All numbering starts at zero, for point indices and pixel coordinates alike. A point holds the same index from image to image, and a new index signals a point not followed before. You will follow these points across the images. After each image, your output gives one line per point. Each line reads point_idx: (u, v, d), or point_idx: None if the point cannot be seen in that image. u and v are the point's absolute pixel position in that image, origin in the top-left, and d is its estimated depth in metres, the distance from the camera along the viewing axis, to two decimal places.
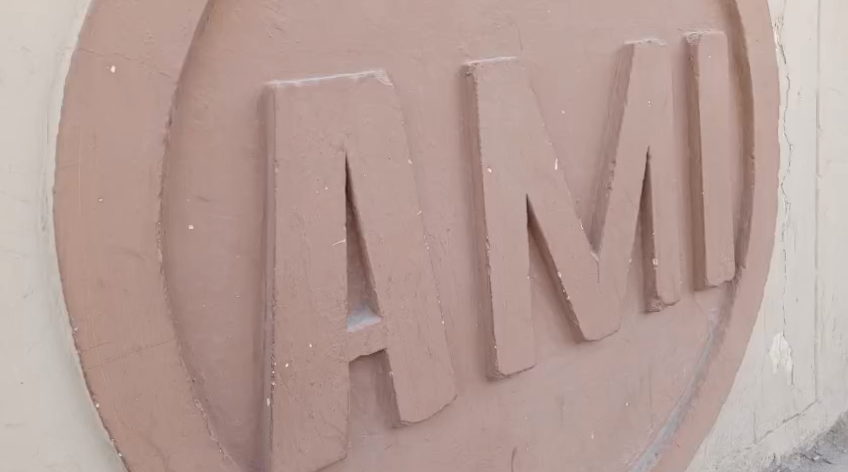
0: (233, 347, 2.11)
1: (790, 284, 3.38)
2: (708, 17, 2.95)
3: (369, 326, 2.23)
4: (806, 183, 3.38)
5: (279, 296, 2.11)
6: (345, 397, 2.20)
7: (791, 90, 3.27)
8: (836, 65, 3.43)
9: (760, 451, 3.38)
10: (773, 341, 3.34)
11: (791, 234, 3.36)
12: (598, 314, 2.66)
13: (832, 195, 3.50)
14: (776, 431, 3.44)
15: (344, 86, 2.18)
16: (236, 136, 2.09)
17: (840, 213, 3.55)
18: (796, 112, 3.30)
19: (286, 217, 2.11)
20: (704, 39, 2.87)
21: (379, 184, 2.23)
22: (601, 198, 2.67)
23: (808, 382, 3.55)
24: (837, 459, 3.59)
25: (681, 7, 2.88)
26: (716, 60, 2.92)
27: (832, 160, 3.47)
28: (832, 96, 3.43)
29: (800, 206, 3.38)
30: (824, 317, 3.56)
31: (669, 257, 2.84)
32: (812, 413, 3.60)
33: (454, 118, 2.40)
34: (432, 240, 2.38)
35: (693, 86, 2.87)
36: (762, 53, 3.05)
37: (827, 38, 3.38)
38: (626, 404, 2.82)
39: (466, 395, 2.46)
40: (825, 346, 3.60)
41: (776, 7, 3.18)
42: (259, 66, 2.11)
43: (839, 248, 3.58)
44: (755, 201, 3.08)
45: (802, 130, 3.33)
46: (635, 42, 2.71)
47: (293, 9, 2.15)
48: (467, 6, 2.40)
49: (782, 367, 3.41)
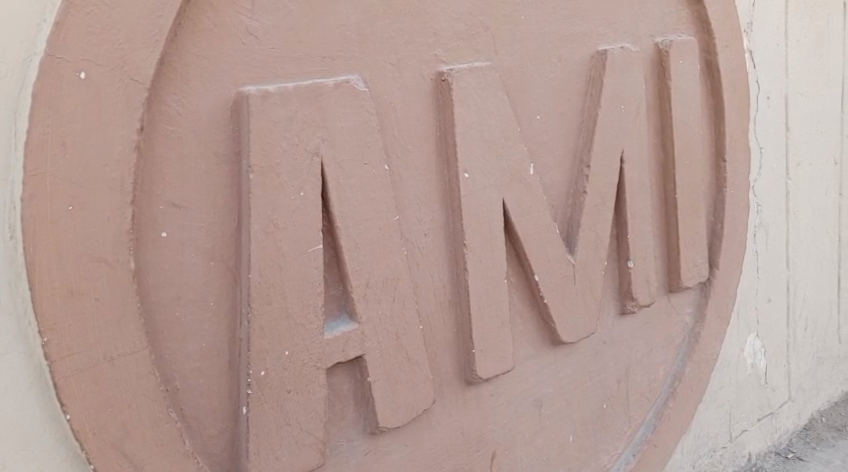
0: (207, 356, 2.09)
1: (763, 285, 3.39)
2: (680, 23, 2.95)
3: (347, 332, 2.22)
4: (776, 185, 3.39)
5: (255, 303, 2.09)
6: (322, 404, 2.19)
7: (762, 94, 3.28)
8: (804, 70, 3.44)
9: (735, 449, 3.38)
10: (747, 341, 3.35)
11: (763, 236, 3.36)
12: (575, 317, 2.66)
13: (802, 197, 3.51)
14: (751, 430, 3.44)
15: (319, 92, 2.17)
16: (210, 142, 2.07)
17: (810, 215, 3.56)
18: (766, 116, 3.31)
19: (261, 223, 2.09)
20: (676, 44, 2.88)
21: (354, 189, 2.22)
22: (576, 202, 2.66)
23: (782, 381, 3.55)
24: (810, 456, 3.61)
25: (653, 12, 2.88)
26: (689, 64, 2.92)
27: (800, 163, 3.48)
28: (801, 100, 3.44)
29: (771, 209, 3.39)
30: (796, 317, 3.57)
31: (644, 259, 2.84)
32: (785, 412, 3.60)
33: (430, 122, 2.38)
34: (410, 245, 2.37)
35: (666, 90, 2.87)
36: (733, 58, 3.06)
37: (795, 44, 3.39)
38: (604, 406, 2.81)
39: (445, 399, 2.44)
40: (798, 345, 3.60)
41: (745, 12, 3.18)
42: (233, 72, 2.09)
43: (810, 249, 3.59)
44: (728, 203, 3.08)
45: (772, 134, 3.34)
46: (608, 48, 2.71)
47: (267, 14, 2.13)
48: (441, 11, 2.39)
49: (756, 367, 3.42)
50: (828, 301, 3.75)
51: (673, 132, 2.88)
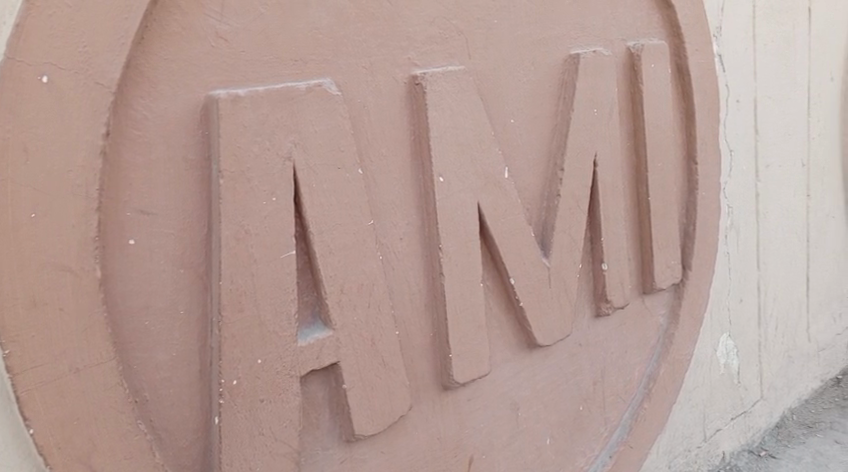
0: (177, 365, 2.05)
1: (734, 285, 3.38)
2: (651, 26, 2.93)
3: (321, 339, 2.18)
4: (747, 186, 3.38)
5: (226, 311, 2.05)
6: (296, 412, 2.15)
7: (730, 97, 3.27)
8: (773, 73, 3.43)
9: (709, 449, 3.37)
10: (719, 341, 3.33)
11: (733, 237, 3.35)
12: (550, 320, 2.64)
13: (772, 198, 3.51)
14: (725, 429, 3.43)
15: (291, 95, 2.13)
16: (179, 147, 2.03)
17: (780, 216, 3.55)
18: (735, 120, 3.30)
19: (231, 229, 2.05)
20: (648, 48, 2.86)
21: (328, 194, 2.19)
22: (551, 205, 2.64)
23: (754, 379, 3.54)
24: (782, 454, 3.60)
25: (625, 16, 2.86)
26: (659, 67, 2.90)
27: (770, 165, 3.47)
28: (769, 103, 3.43)
29: (742, 211, 3.38)
30: (767, 317, 3.55)
31: (618, 262, 2.82)
32: (758, 411, 3.59)
33: (404, 126, 2.35)
34: (385, 249, 2.33)
35: (638, 94, 2.85)
36: (703, 61, 3.04)
37: (763, 48, 3.38)
38: (580, 408, 2.79)
39: (421, 405, 2.41)
40: (769, 345, 3.59)
41: (713, 17, 3.17)
42: (202, 76, 2.05)
43: (780, 249, 3.58)
44: (700, 205, 3.06)
45: (742, 137, 3.33)
46: (579, 52, 2.69)
47: (237, 18, 2.09)
48: (414, 15, 2.36)
49: (729, 366, 3.40)
50: (798, 301, 3.74)
51: (645, 136, 2.86)
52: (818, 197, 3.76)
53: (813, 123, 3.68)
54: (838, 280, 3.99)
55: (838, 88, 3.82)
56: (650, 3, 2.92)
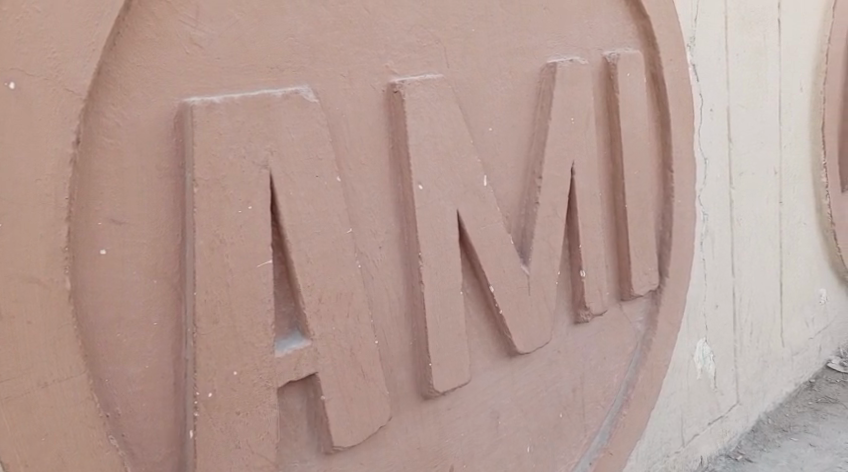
0: (151, 379, 2.01)
1: (710, 291, 3.36)
2: (627, 35, 2.92)
3: (299, 350, 2.15)
4: (721, 194, 3.37)
5: (200, 323, 2.01)
6: (273, 424, 2.12)
7: (705, 107, 3.26)
8: (745, 82, 3.43)
9: (687, 454, 3.34)
10: (696, 346, 3.31)
11: (709, 244, 3.34)
12: (529, 328, 2.61)
13: (745, 205, 3.50)
14: (702, 434, 3.40)
15: (267, 103, 2.10)
16: (152, 155, 2.00)
17: (753, 223, 3.54)
18: (709, 128, 3.28)
19: (206, 238, 2.02)
20: (624, 57, 2.84)
21: (306, 202, 2.15)
22: (530, 213, 2.61)
23: (730, 384, 3.52)
24: (759, 457, 3.57)
25: (601, 25, 2.84)
26: (635, 76, 2.88)
27: (743, 172, 3.46)
28: (741, 113, 3.43)
29: (717, 219, 3.36)
30: (742, 322, 3.54)
31: (596, 269, 2.79)
32: (734, 415, 3.56)
33: (382, 133, 2.32)
34: (364, 258, 2.30)
35: (614, 103, 2.83)
36: (677, 70, 3.03)
37: (736, 58, 3.37)
38: (560, 416, 2.76)
39: (401, 415, 2.38)
40: (744, 350, 3.57)
41: (688, 27, 3.15)
42: (175, 83, 2.02)
43: (753, 255, 3.57)
44: (677, 212, 3.05)
45: (716, 146, 3.32)
46: (557, 61, 2.66)
47: (212, 25, 2.05)
48: (391, 23, 2.33)
49: (705, 371, 3.38)
50: (773, 306, 3.72)
51: (622, 144, 2.84)
52: (789, 205, 3.76)
53: (783, 131, 3.68)
54: (810, 287, 3.99)
55: (808, 97, 3.82)
56: (626, 12, 2.91)
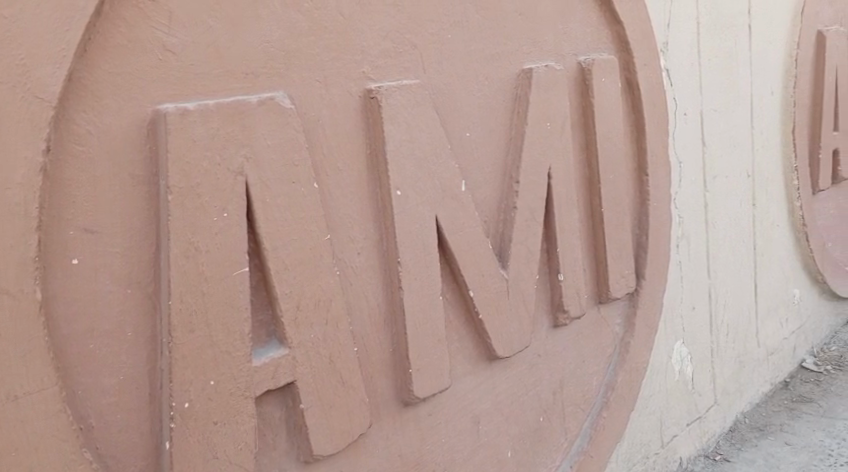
0: (125, 390, 1.98)
1: (687, 293, 3.35)
2: (601, 41, 2.91)
3: (276, 358, 2.13)
4: (696, 197, 3.36)
5: (176, 332, 1.99)
6: (251, 434, 2.09)
7: (679, 111, 3.25)
8: (717, 86, 3.43)
9: (667, 455, 3.33)
10: (674, 348, 3.30)
11: (685, 246, 3.33)
12: (508, 333, 2.60)
13: (720, 208, 3.50)
14: (681, 435, 3.39)
15: (242, 109, 2.08)
16: (125, 163, 1.97)
17: (727, 225, 3.54)
18: (683, 133, 3.28)
19: (181, 246, 1.99)
20: (598, 63, 2.84)
21: (282, 208, 2.13)
22: (508, 217, 2.60)
23: (707, 385, 3.51)
24: (737, 457, 3.56)
25: (576, 30, 2.83)
26: (610, 81, 2.87)
27: (717, 175, 3.47)
28: (714, 116, 3.43)
29: (692, 221, 3.36)
30: (718, 323, 3.53)
31: (574, 272, 2.78)
32: (712, 416, 3.56)
33: (359, 139, 2.30)
34: (342, 265, 2.28)
35: (589, 108, 2.83)
36: (651, 75, 3.03)
37: (708, 62, 3.37)
38: (540, 419, 2.74)
39: (381, 422, 2.36)
40: (721, 351, 3.56)
41: (661, 33, 3.15)
42: (148, 89, 1.99)
43: (728, 257, 3.57)
44: (653, 215, 3.04)
45: (690, 149, 3.32)
46: (533, 67, 2.65)
47: (185, 31, 2.03)
48: (367, 28, 2.31)
49: (683, 373, 3.37)
50: (748, 308, 3.72)
51: (598, 149, 2.83)
52: (762, 207, 3.77)
53: (755, 134, 3.68)
54: (784, 288, 3.99)
55: (779, 101, 3.83)
56: (600, 17, 2.90)
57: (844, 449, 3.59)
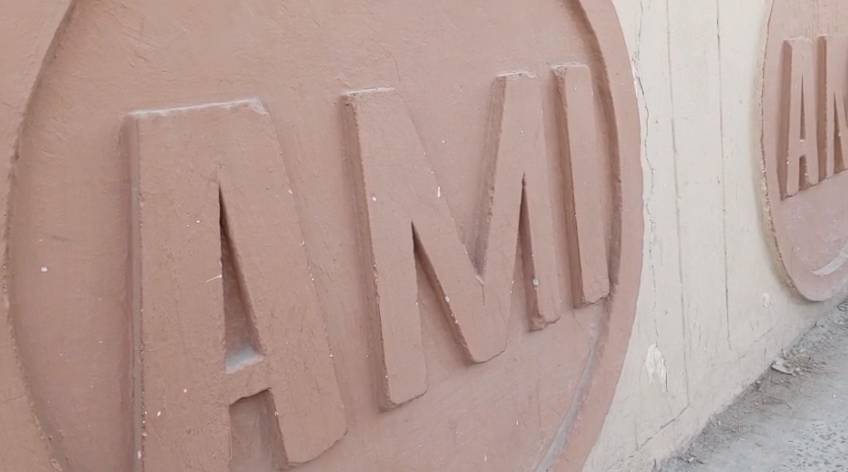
0: (96, 399, 1.96)
1: (660, 297, 3.36)
2: (575, 49, 2.91)
3: (251, 365, 2.12)
4: (668, 203, 3.37)
5: (148, 340, 1.98)
6: (225, 442, 2.08)
7: (650, 119, 3.26)
8: (687, 94, 3.44)
9: (641, 457, 3.33)
10: (647, 352, 3.31)
11: (657, 251, 3.33)
12: (484, 338, 2.59)
13: (691, 213, 3.51)
14: (656, 437, 3.39)
15: (215, 116, 2.06)
16: (95, 170, 1.95)
17: (699, 231, 3.56)
18: (655, 140, 3.29)
19: (154, 253, 1.98)
20: (571, 71, 2.84)
21: (257, 215, 2.12)
22: (483, 223, 2.60)
23: (680, 388, 3.51)
24: (709, 459, 3.57)
25: (549, 38, 2.84)
26: (582, 89, 2.88)
27: (688, 182, 3.48)
28: (685, 124, 3.44)
29: (665, 227, 3.37)
30: (691, 327, 3.54)
31: (549, 277, 2.78)
32: (685, 418, 3.56)
33: (335, 145, 2.29)
34: (317, 271, 2.27)
35: (562, 115, 2.83)
36: (623, 83, 3.04)
37: (678, 72, 3.38)
38: (517, 423, 2.74)
39: (357, 428, 2.34)
40: (693, 354, 3.57)
41: (632, 42, 3.15)
42: (119, 95, 1.98)
43: (700, 261, 3.58)
44: (625, 221, 3.04)
45: (662, 156, 3.33)
46: (506, 75, 2.66)
47: (158, 37, 2.02)
48: (342, 36, 2.30)
49: (657, 375, 3.37)
50: (719, 311, 3.74)
51: (572, 155, 2.83)
52: (732, 213, 3.78)
53: (725, 141, 3.70)
54: (754, 291, 4.01)
55: (748, 108, 3.86)
56: (573, 26, 2.90)
57: (813, 449, 3.61)
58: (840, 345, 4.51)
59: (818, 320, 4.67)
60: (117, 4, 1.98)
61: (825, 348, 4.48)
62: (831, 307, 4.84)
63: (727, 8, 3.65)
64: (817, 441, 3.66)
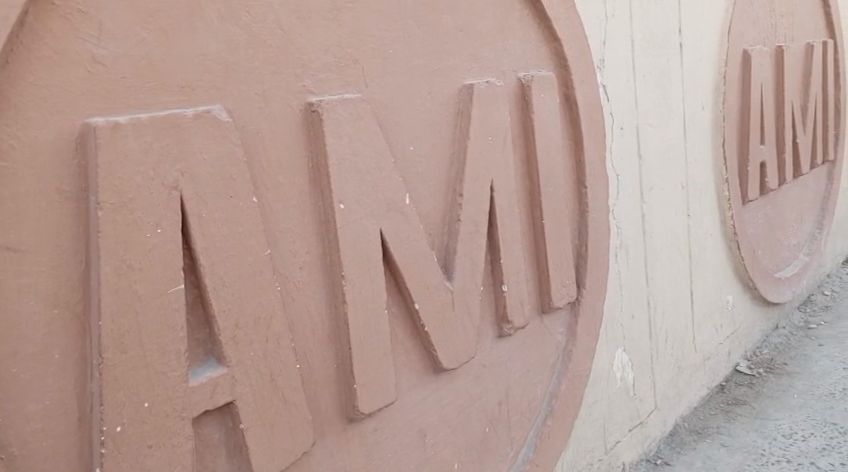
0: (51, 415, 1.90)
1: (627, 301, 3.33)
2: (541, 58, 2.88)
3: (215, 377, 2.07)
4: (633, 209, 3.35)
5: (107, 353, 1.92)
6: (188, 456, 2.03)
7: (616, 126, 3.23)
8: (651, 102, 3.42)
9: (610, 461, 3.30)
10: (615, 355, 3.28)
11: (623, 256, 3.31)
12: (454, 344, 2.56)
13: (656, 219, 3.49)
14: (624, 440, 3.36)
15: (177, 123, 2.02)
16: (51, 178, 1.90)
17: (664, 236, 3.54)
18: (620, 147, 3.26)
19: (112, 264, 1.93)
20: (537, 79, 2.81)
21: (220, 224, 2.07)
22: (452, 230, 2.56)
23: (647, 391, 3.49)
24: (677, 461, 3.53)
25: (516, 46, 2.80)
26: (548, 97, 2.85)
27: (653, 188, 3.46)
28: (649, 131, 3.42)
29: (631, 232, 3.34)
30: (657, 330, 3.52)
31: (517, 283, 2.75)
32: (653, 421, 3.53)
33: (301, 153, 2.24)
34: (284, 280, 2.22)
35: (530, 122, 2.80)
36: (588, 90, 3.01)
37: (642, 79, 3.37)
38: (486, 429, 2.70)
39: (326, 438, 2.30)
40: (660, 357, 3.55)
41: (597, 50, 3.13)
42: (76, 101, 1.92)
43: (665, 266, 3.56)
44: (591, 227, 3.02)
45: (627, 163, 3.30)
46: (474, 83, 2.63)
47: (116, 43, 1.97)
48: (307, 43, 2.26)
49: (625, 379, 3.35)
50: (684, 314, 3.72)
51: (539, 161, 2.80)
52: (695, 217, 3.76)
53: (688, 147, 3.68)
54: (718, 294, 3.99)
55: (710, 114, 3.85)
56: (539, 35, 2.88)
57: (776, 448, 3.60)
58: (802, 346, 4.51)
59: (780, 322, 4.67)
60: (74, 8, 1.92)
61: (787, 349, 4.48)
62: (792, 309, 4.84)
63: (687, 16, 3.64)
64: (780, 440, 3.65)
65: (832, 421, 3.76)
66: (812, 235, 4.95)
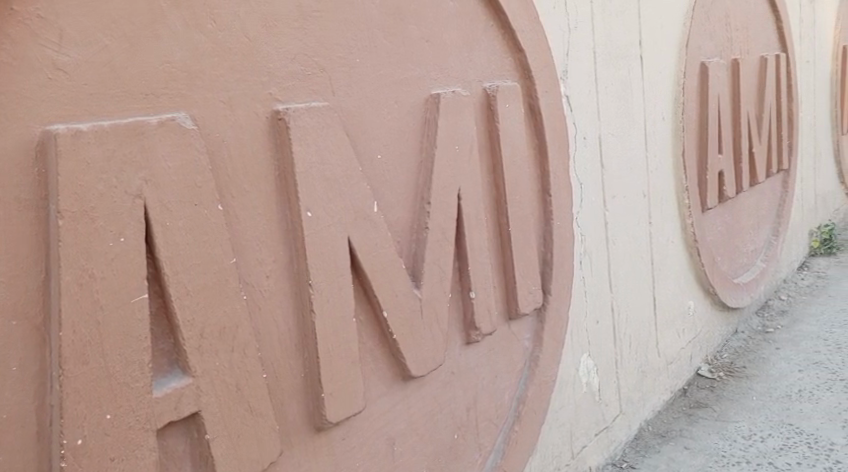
0: (9, 428, 1.86)
1: (591, 306, 3.33)
2: (505, 69, 2.87)
3: (179, 388, 2.04)
4: (597, 217, 3.34)
5: (67, 364, 1.89)
6: (152, 467, 2.00)
7: (579, 135, 3.23)
8: (613, 111, 3.42)
9: (577, 465, 3.28)
10: (580, 361, 3.27)
11: (587, 263, 3.30)
12: (422, 352, 2.54)
13: (619, 225, 3.49)
14: (589, 445, 3.35)
15: (141, 130, 1.99)
16: (10, 187, 1.86)
17: (626, 242, 3.54)
18: (584, 156, 3.26)
19: (73, 273, 1.90)
20: (502, 89, 2.80)
21: (184, 232, 2.05)
22: (420, 237, 2.54)
23: (612, 395, 3.48)
24: (642, 464, 3.52)
25: (481, 56, 2.79)
26: (513, 106, 2.84)
27: (616, 195, 3.46)
28: (612, 140, 3.42)
29: (594, 239, 3.34)
30: (620, 335, 3.51)
31: (484, 289, 2.74)
32: (617, 425, 3.52)
33: (267, 161, 2.22)
34: (250, 289, 2.19)
35: (496, 131, 2.78)
36: (551, 99, 3.01)
37: (604, 89, 3.37)
38: (455, 436, 2.69)
39: (292, 447, 2.27)
40: (623, 361, 3.54)
41: (560, 61, 3.12)
42: (35, 108, 1.89)
43: (628, 271, 3.56)
44: (557, 234, 3.01)
45: (590, 171, 3.30)
46: (440, 92, 2.61)
47: (77, 49, 1.93)
48: (273, 51, 2.23)
49: (590, 384, 3.34)
50: (647, 319, 3.72)
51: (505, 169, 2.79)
52: (657, 223, 3.77)
53: (650, 153, 3.69)
54: (680, 299, 4.00)
55: (670, 121, 3.86)
56: (503, 45, 2.87)
57: (737, 449, 3.59)
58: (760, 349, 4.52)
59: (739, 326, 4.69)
60: (34, 14, 1.88)
61: (749, 353, 4.49)
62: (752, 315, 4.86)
63: (647, 25, 3.65)
64: (741, 442, 3.64)
65: (789, 421, 3.76)
66: (769, 242, 4.98)
